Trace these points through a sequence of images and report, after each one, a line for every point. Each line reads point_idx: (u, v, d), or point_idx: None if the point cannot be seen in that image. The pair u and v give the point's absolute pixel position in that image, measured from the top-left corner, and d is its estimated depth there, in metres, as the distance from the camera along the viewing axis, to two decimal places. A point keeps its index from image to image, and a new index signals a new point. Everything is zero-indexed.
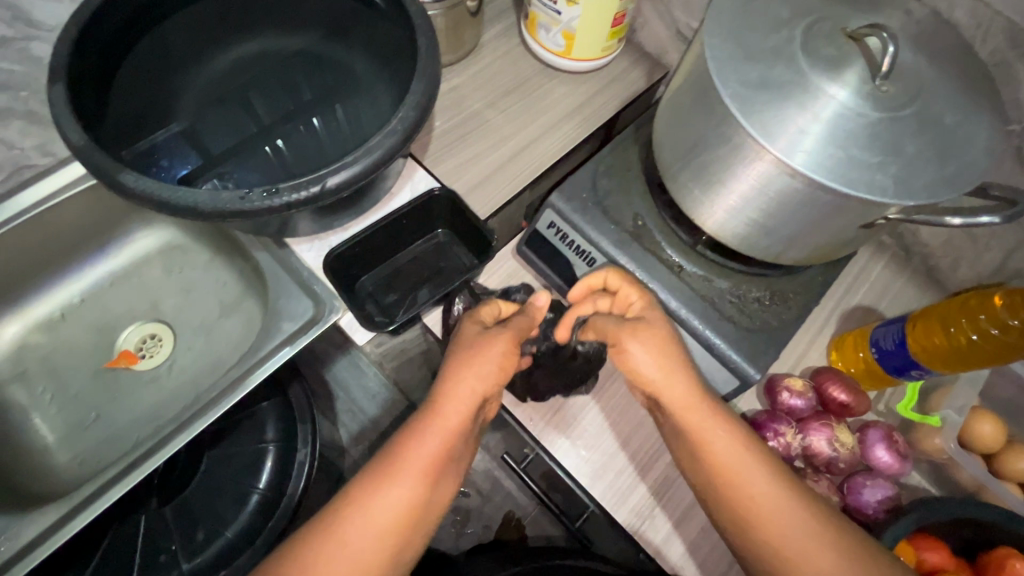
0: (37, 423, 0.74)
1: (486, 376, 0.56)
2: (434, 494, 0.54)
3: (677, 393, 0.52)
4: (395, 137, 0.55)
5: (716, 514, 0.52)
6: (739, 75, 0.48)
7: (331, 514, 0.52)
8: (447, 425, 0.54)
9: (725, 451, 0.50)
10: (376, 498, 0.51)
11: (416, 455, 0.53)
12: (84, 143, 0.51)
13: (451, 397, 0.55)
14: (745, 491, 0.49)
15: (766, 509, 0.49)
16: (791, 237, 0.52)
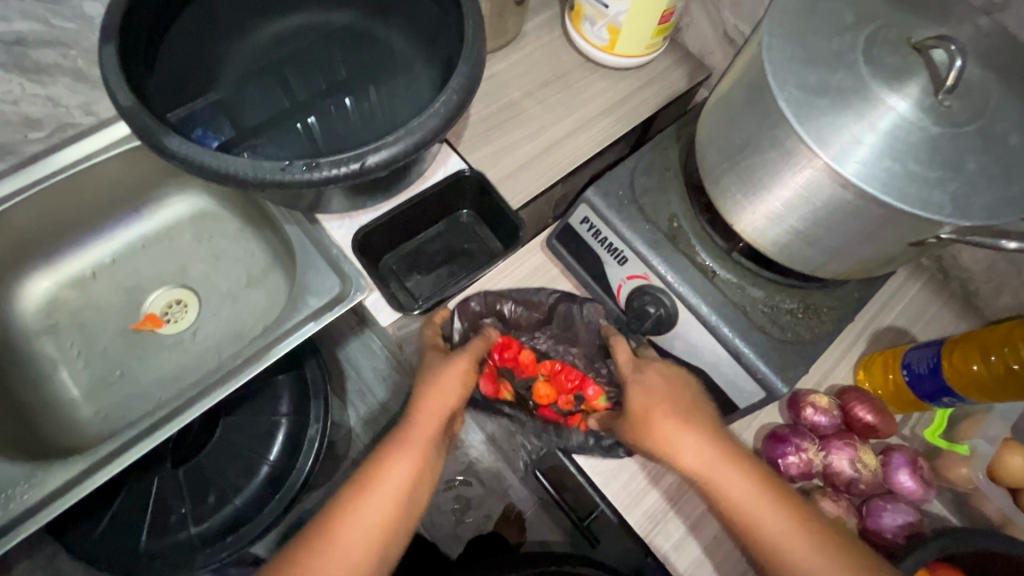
0: (63, 377, 0.75)
1: (452, 387, 0.60)
2: (416, 497, 0.57)
3: (683, 447, 0.54)
4: (438, 120, 0.55)
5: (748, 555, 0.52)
6: (797, 79, 0.46)
7: (323, 520, 0.54)
8: (423, 432, 0.58)
9: (737, 491, 0.51)
10: (362, 503, 0.54)
11: (399, 457, 0.56)
12: (133, 104, 0.52)
13: (426, 406, 0.59)
14: (759, 526, 0.50)
15: (788, 543, 0.49)
16: (835, 249, 0.51)
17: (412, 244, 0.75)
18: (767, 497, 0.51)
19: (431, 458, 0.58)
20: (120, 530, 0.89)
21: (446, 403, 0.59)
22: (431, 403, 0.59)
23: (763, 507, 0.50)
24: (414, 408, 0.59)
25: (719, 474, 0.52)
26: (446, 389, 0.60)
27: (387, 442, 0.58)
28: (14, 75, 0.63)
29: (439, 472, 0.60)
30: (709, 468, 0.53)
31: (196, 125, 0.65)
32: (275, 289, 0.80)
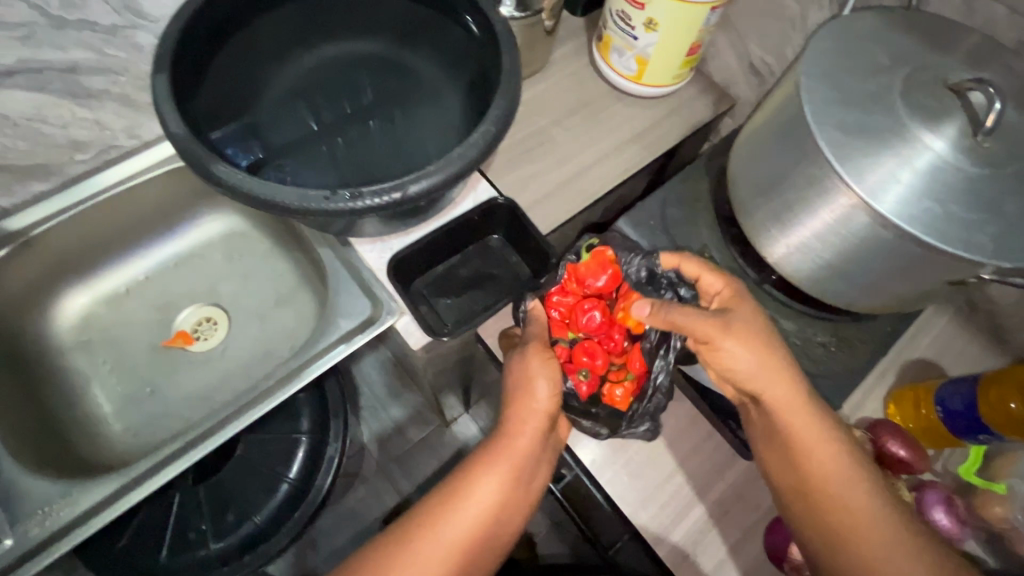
0: (95, 394, 0.76)
1: (543, 395, 0.59)
2: (504, 514, 0.57)
3: (777, 389, 0.54)
4: (475, 151, 0.56)
5: (796, 514, 0.54)
6: (835, 120, 0.47)
7: (406, 528, 0.56)
8: (514, 448, 0.58)
9: (820, 449, 0.52)
10: (446, 516, 0.55)
11: (485, 474, 0.57)
12: (183, 132, 0.53)
13: (516, 421, 0.59)
14: (831, 478, 0.52)
15: (860, 513, 0.51)
16: (871, 284, 0.52)
17: (440, 268, 0.75)
18: (848, 463, 0.52)
19: (521, 474, 0.58)
20: (140, 546, 0.89)
21: (537, 413, 0.59)
22: (518, 416, 0.59)
23: (843, 473, 0.52)
24: (505, 422, 0.59)
25: (803, 425, 0.53)
26: (536, 399, 0.59)
27: (477, 456, 0.59)
28: (65, 101, 0.65)
29: (531, 491, 0.59)
30: (797, 419, 0.53)
31: (226, 148, 0.66)
32: (304, 309, 0.81)
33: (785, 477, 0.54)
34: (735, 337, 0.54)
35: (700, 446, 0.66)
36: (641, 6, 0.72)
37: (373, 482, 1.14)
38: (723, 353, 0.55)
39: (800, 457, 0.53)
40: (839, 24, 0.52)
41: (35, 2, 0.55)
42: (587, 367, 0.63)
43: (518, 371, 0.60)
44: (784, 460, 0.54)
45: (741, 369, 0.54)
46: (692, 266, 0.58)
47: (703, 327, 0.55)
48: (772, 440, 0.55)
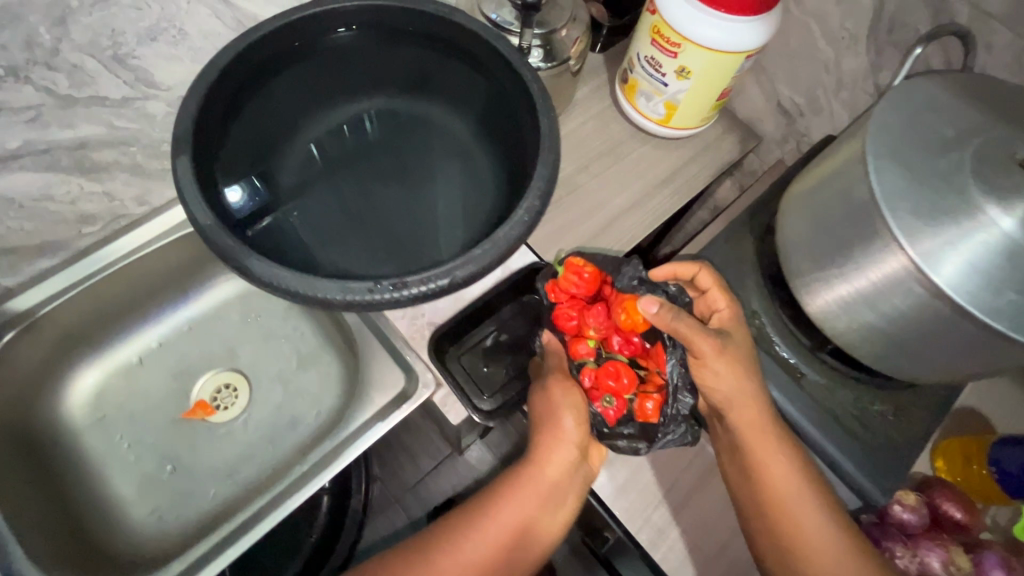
0: (114, 475, 0.72)
1: (569, 427, 0.58)
2: (527, 537, 0.59)
3: (747, 411, 0.56)
4: (521, 229, 0.53)
5: (751, 528, 0.57)
6: (910, 203, 0.46)
7: (428, 543, 0.59)
8: (539, 479, 0.58)
9: (784, 475, 0.55)
10: (467, 535, 0.58)
11: (509, 497, 0.59)
12: (212, 224, 0.50)
13: (542, 449, 0.59)
14: (786, 503, 0.55)
15: (812, 537, 0.54)
16: (937, 361, 0.50)
17: (490, 324, 0.67)
18: (810, 490, 0.55)
19: (545, 504, 0.58)
20: None
21: (562, 442, 0.58)
22: (545, 443, 0.58)
23: (803, 498, 0.55)
24: (531, 447, 0.60)
25: (768, 451, 0.55)
26: (561, 428, 0.58)
27: (502, 484, 0.60)
28: (74, 176, 0.62)
29: (557, 517, 0.60)
30: (765, 444, 0.56)
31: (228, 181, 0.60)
32: (328, 372, 0.78)
33: (746, 493, 0.57)
34: (719, 357, 0.56)
35: None
36: (673, 54, 0.69)
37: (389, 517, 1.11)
38: (707, 369, 0.57)
39: (763, 479, 0.55)
40: (899, 95, 0.50)
41: (44, 84, 0.53)
42: (613, 392, 0.59)
43: (542, 401, 0.59)
44: (746, 476, 0.57)
45: (720, 387, 0.56)
46: (707, 277, 0.61)
47: (694, 341, 0.56)
48: (738, 457, 0.58)
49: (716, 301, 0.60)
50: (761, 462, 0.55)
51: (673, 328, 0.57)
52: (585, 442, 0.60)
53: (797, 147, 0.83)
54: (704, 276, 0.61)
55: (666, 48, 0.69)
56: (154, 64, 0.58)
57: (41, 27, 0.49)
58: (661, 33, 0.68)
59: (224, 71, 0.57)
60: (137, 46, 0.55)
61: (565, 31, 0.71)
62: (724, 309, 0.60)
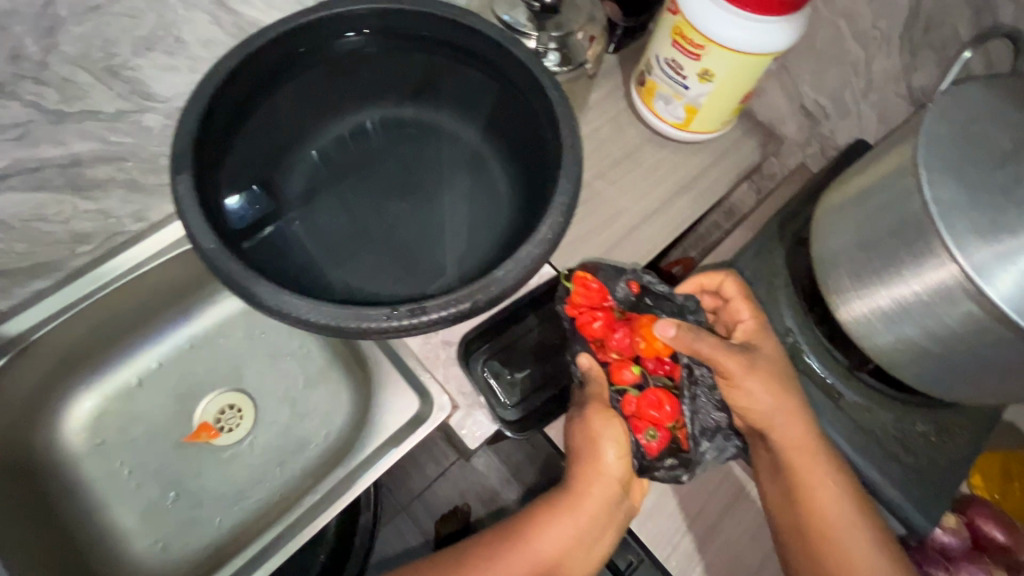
0: (115, 505, 0.69)
1: (611, 461, 0.56)
2: (560, 571, 0.56)
3: (786, 431, 0.54)
4: (545, 247, 0.50)
5: (792, 557, 0.55)
6: (967, 218, 0.43)
7: (456, 566, 0.57)
8: (577, 513, 0.55)
9: (826, 500, 0.53)
10: (496, 562, 0.55)
11: (543, 527, 0.56)
12: (217, 248, 0.47)
13: (582, 481, 0.57)
14: (832, 529, 0.52)
15: (863, 571, 0.51)
16: (989, 384, 0.48)
17: (509, 336, 0.65)
18: (858, 520, 0.52)
19: (582, 539, 0.56)
20: None
21: (603, 475, 0.56)
22: (584, 475, 0.56)
23: (851, 528, 0.52)
24: (569, 478, 0.57)
25: (812, 473, 0.53)
26: (602, 459, 0.56)
27: (536, 513, 0.58)
28: (66, 195, 0.59)
29: (593, 552, 0.57)
30: (807, 464, 0.53)
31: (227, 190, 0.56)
32: (337, 392, 0.75)
33: (789, 520, 0.55)
34: (754, 377, 0.53)
35: None
36: (696, 57, 0.66)
37: (398, 526, 1.09)
38: (740, 390, 0.54)
39: (807, 505, 0.53)
40: (946, 102, 0.47)
41: (32, 99, 0.49)
42: (655, 424, 0.57)
43: (582, 433, 0.57)
44: (786, 498, 0.55)
45: (758, 409, 0.54)
46: (732, 288, 0.59)
47: (723, 361, 0.54)
48: (778, 482, 0.55)
49: (741, 312, 0.58)
50: (804, 488, 0.53)
51: (694, 351, 0.55)
52: (627, 478, 0.58)
53: (820, 151, 0.81)
54: (728, 286, 0.59)
55: (690, 50, 0.66)
56: (150, 75, 0.55)
57: (27, 39, 0.45)
58: (684, 35, 0.65)
59: (225, 81, 0.54)
60: (132, 56, 0.52)
61: (582, 33, 0.68)
62: (749, 320, 0.58)
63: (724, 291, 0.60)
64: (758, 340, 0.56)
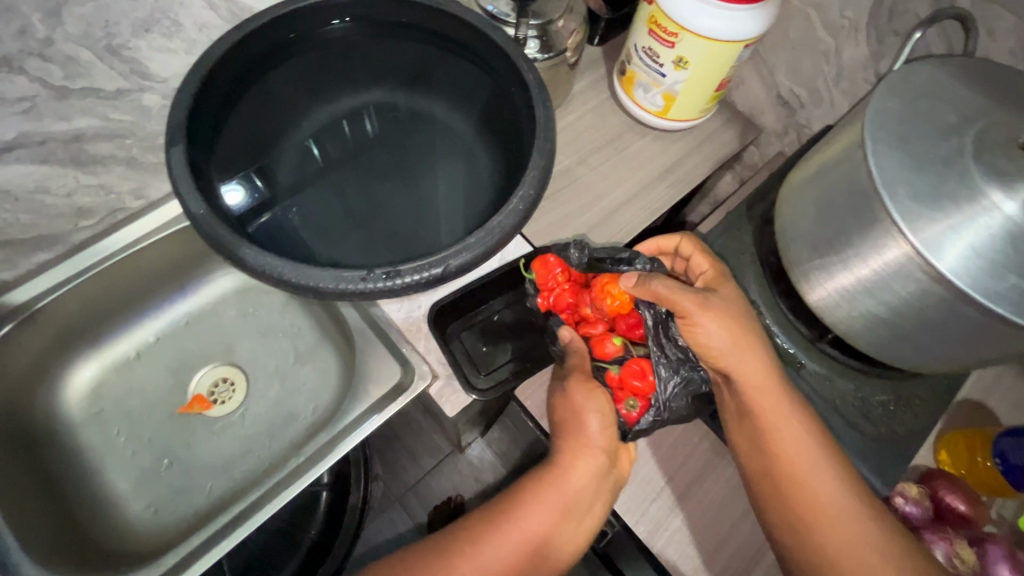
0: (110, 471, 0.72)
1: (596, 430, 0.56)
2: (553, 546, 0.57)
3: (747, 371, 0.55)
4: (515, 219, 0.53)
5: (760, 496, 0.57)
6: (910, 187, 0.45)
7: (449, 548, 0.57)
8: (566, 486, 0.56)
9: (789, 440, 0.54)
10: (488, 540, 0.56)
11: (533, 505, 0.57)
12: (205, 213, 0.50)
13: (569, 456, 0.57)
14: (795, 467, 0.54)
15: (827, 504, 0.53)
16: (938, 350, 0.50)
17: (483, 312, 0.69)
18: (824, 458, 0.53)
19: (574, 511, 0.57)
20: None
21: (591, 448, 0.56)
22: (571, 449, 0.57)
23: (816, 469, 0.53)
24: (556, 453, 0.58)
25: (775, 413, 0.54)
26: (587, 431, 0.57)
27: (527, 486, 0.58)
28: (69, 169, 0.63)
29: (586, 525, 0.58)
30: (767, 403, 0.54)
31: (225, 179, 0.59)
32: (325, 366, 0.77)
33: (757, 464, 0.56)
34: (713, 318, 0.55)
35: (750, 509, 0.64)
36: (671, 44, 0.68)
37: (390, 517, 1.10)
38: (700, 333, 0.56)
39: (772, 450, 0.54)
40: (897, 80, 0.50)
41: (38, 75, 0.53)
42: (636, 394, 0.58)
43: (565, 405, 0.58)
44: (752, 439, 0.56)
45: (718, 351, 0.56)
46: (688, 247, 0.63)
47: (682, 304, 0.56)
48: (744, 426, 0.56)
49: (700, 266, 0.62)
50: (768, 433, 0.54)
51: (656, 295, 0.57)
52: (614, 449, 0.58)
53: (796, 139, 0.83)
54: (685, 245, 0.63)
55: (664, 38, 0.68)
56: (148, 56, 0.58)
57: (35, 18, 0.49)
58: (658, 24, 0.67)
59: (218, 62, 0.57)
60: (131, 37, 0.56)
61: (562, 22, 0.71)
62: (709, 271, 0.61)
63: (684, 251, 0.64)
64: (719, 286, 0.59)
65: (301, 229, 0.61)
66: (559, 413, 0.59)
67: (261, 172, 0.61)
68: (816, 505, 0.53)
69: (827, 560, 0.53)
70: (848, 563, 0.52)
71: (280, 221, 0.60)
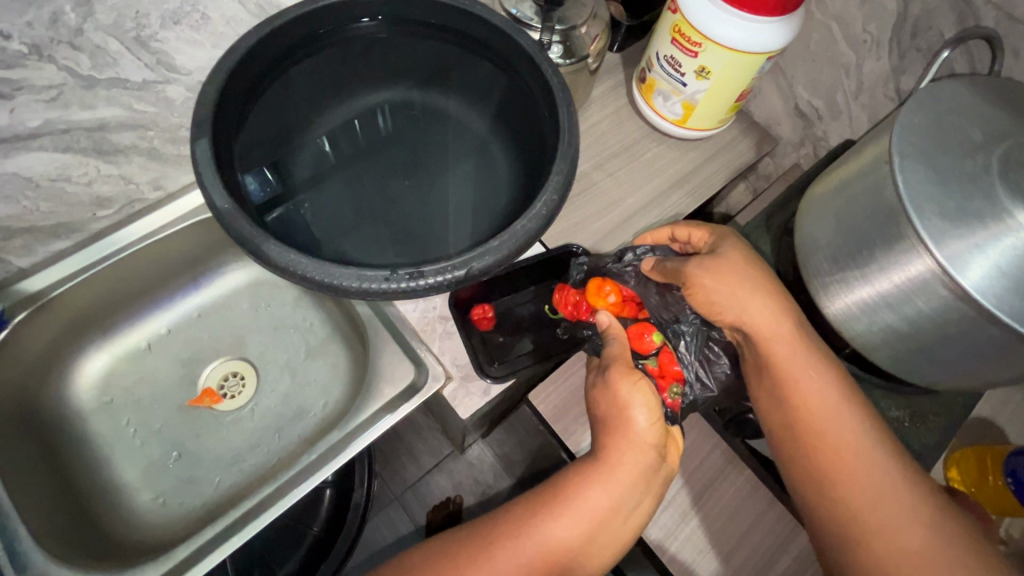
0: (119, 461, 0.72)
1: (643, 424, 0.56)
2: (596, 541, 0.56)
3: (761, 320, 0.56)
4: (538, 223, 0.52)
5: (782, 453, 0.56)
6: (935, 204, 0.45)
7: (487, 536, 0.57)
8: (611, 481, 0.55)
9: (810, 391, 0.54)
10: (528, 532, 0.56)
11: (576, 500, 0.56)
12: (229, 208, 0.50)
13: (614, 450, 0.56)
14: (815, 419, 0.54)
15: (850, 460, 0.52)
16: (954, 367, 0.50)
17: (504, 303, 0.71)
18: (846, 413, 0.54)
19: (619, 508, 0.56)
20: None
21: (637, 441, 0.56)
22: (617, 442, 0.56)
23: (839, 423, 0.53)
24: (601, 446, 0.57)
25: (794, 363, 0.55)
26: (631, 420, 0.56)
27: (569, 479, 0.57)
28: (91, 158, 0.63)
29: (631, 522, 0.57)
30: (783, 349, 0.55)
31: (247, 176, 0.59)
32: (337, 363, 0.77)
33: (777, 418, 0.56)
34: (707, 274, 0.58)
35: (762, 517, 0.65)
36: (694, 54, 0.68)
37: (389, 516, 1.08)
38: (702, 292, 0.59)
39: (792, 401, 0.54)
40: (924, 98, 0.50)
41: (66, 63, 0.53)
42: (678, 379, 0.59)
43: (607, 397, 0.57)
44: (771, 392, 0.56)
45: (721, 305, 0.58)
46: (682, 230, 0.66)
47: (680, 269, 0.60)
48: (763, 379, 0.57)
49: (700, 238, 0.64)
50: (788, 384, 0.54)
51: (663, 271, 0.63)
52: (662, 444, 0.57)
53: (813, 151, 0.84)
54: (679, 230, 0.66)
55: (687, 47, 0.68)
56: (175, 47, 0.59)
57: (67, 7, 0.49)
58: (683, 32, 0.67)
59: (245, 55, 0.57)
60: (160, 28, 0.56)
61: (585, 28, 0.72)
62: (706, 240, 0.64)
63: (678, 235, 0.67)
64: (723, 246, 0.61)
65: (318, 225, 0.61)
66: (602, 407, 0.58)
67: (276, 167, 0.61)
68: (840, 463, 0.52)
69: (855, 519, 0.51)
70: (871, 520, 0.51)
71: (295, 217, 0.60)
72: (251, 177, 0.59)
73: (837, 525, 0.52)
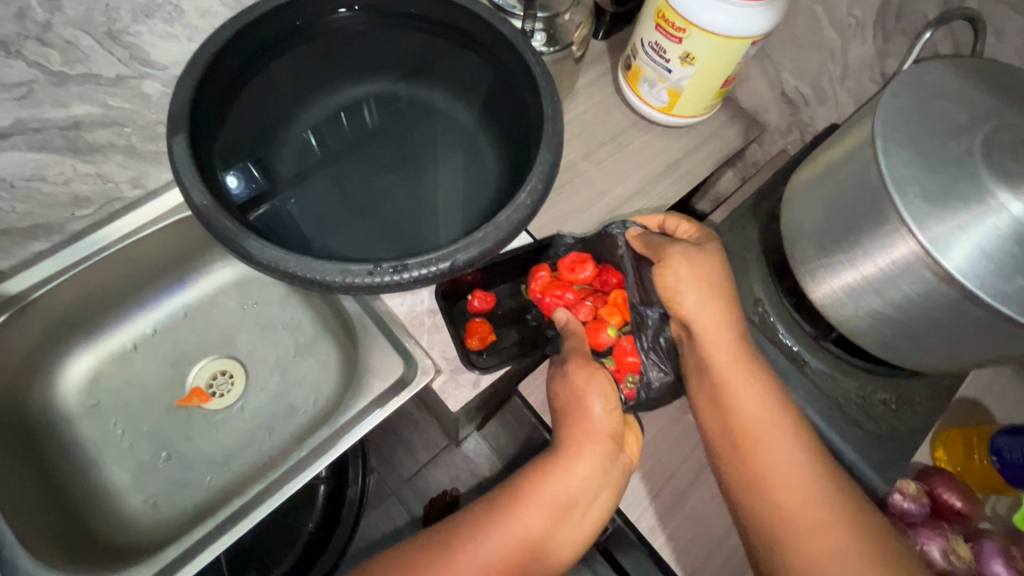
0: (108, 462, 0.71)
1: (598, 414, 0.57)
2: (558, 534, 0.56)
3: (705, 321, 0.57)
4: (524, 213, 0.52)
5: (718, 455, 0.57)
6: (919, 186, 0.45)
7: (449, 539, 0.56)
8: (571, 472, 0.56)
9: (744, 395, 0.55)
10: (491, 530, 0.55)
11: (537, 493, 0.56)
12: (209, 204, 0.49)
13: (573, 444, 0.57)
14: (747, 423, 0.55)
15: (778, 463, 0.54)
16: (938, 349, 0.50)
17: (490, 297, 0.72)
18: (778, 415, 0.55)
19: (581, 498, 0.56)
20: None
21: (594, 431, 0.57)
22: (575, 434, 0.58)
23: (771, 428, 0.54)
24: (560, 438, 0.58)
25: (731, 367, 0.56)
26: (586, 412, 0.58)
27: (529, 473, 0.58)
28: (67, 157, 0.62)
29: (592, 513, 0.57)
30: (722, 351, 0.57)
31: (228, 170, 0.58)
32: (326, 360, 0.77)
33: (714, 420, 0.57)
34: (685, 261, 0.58)
35: None
36: (678, 40, 0.68)
37: (386, 509, 1.09)
38: (671, 277, 0.59)
39: (728, 406, 0.56)
40: (907, 81, 0.50)
41: (36, 60, 0.52)
42: (633, 371, 0.62)
43: (566, 390, 0.59)
44: (710, 394, 0.57)
45: (683, 297, 0.58)
46: (673, 221, 0.66)
47: (662, 248, 0.61)
48: (702, 381, 0.58)
49: (687, 232, 0.65)
50: (724, 387, 0.56)
51: (647, 244, 0.63)
52: (618, 435, 0.59)
53: (801, 137, 0.84)
54: (670, 221, 0.67)
55: (671, 33, 0.68)
56: (149, 41, 0.58)
57: (33, 1, 0.48)
58: (666, 18, 0.67)
59: (220, 49, 0.56)
60: (132, 22, 0.55)
61: (568, 16, 0.71)
62: (694, 233, 0.64)
63: (667, 226, 0.67)
64: (708, 243, 0.61)
65: (302, 220, 0.60)
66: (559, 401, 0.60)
67: (260, 162, 0.60)
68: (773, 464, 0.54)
69: (785, 520, 0.52)
70: (800, 522, 0.52)
71: (279, 212, 0.59)
72: (232, 172, 0.58)
73: (771, 526, 0.53)
